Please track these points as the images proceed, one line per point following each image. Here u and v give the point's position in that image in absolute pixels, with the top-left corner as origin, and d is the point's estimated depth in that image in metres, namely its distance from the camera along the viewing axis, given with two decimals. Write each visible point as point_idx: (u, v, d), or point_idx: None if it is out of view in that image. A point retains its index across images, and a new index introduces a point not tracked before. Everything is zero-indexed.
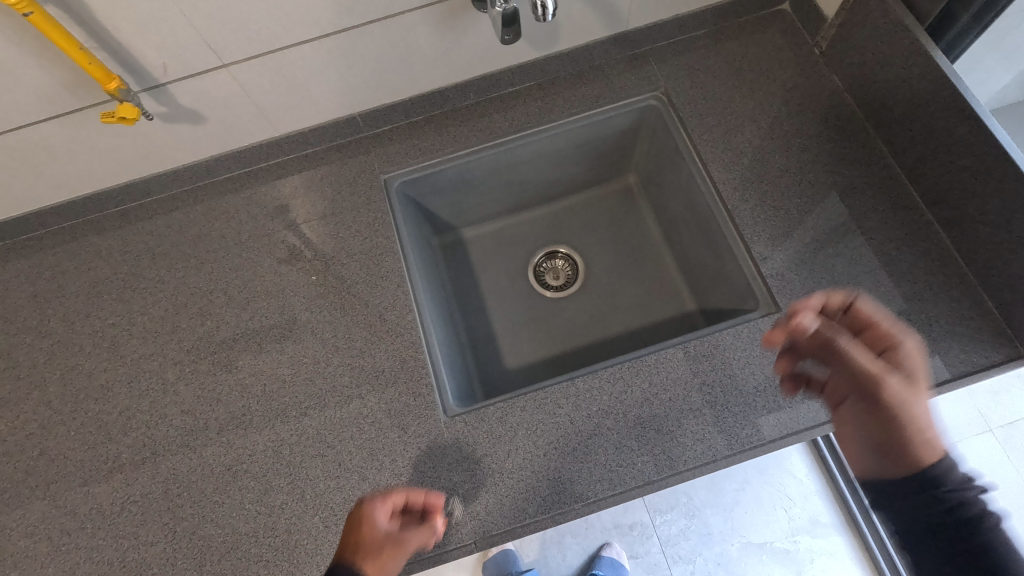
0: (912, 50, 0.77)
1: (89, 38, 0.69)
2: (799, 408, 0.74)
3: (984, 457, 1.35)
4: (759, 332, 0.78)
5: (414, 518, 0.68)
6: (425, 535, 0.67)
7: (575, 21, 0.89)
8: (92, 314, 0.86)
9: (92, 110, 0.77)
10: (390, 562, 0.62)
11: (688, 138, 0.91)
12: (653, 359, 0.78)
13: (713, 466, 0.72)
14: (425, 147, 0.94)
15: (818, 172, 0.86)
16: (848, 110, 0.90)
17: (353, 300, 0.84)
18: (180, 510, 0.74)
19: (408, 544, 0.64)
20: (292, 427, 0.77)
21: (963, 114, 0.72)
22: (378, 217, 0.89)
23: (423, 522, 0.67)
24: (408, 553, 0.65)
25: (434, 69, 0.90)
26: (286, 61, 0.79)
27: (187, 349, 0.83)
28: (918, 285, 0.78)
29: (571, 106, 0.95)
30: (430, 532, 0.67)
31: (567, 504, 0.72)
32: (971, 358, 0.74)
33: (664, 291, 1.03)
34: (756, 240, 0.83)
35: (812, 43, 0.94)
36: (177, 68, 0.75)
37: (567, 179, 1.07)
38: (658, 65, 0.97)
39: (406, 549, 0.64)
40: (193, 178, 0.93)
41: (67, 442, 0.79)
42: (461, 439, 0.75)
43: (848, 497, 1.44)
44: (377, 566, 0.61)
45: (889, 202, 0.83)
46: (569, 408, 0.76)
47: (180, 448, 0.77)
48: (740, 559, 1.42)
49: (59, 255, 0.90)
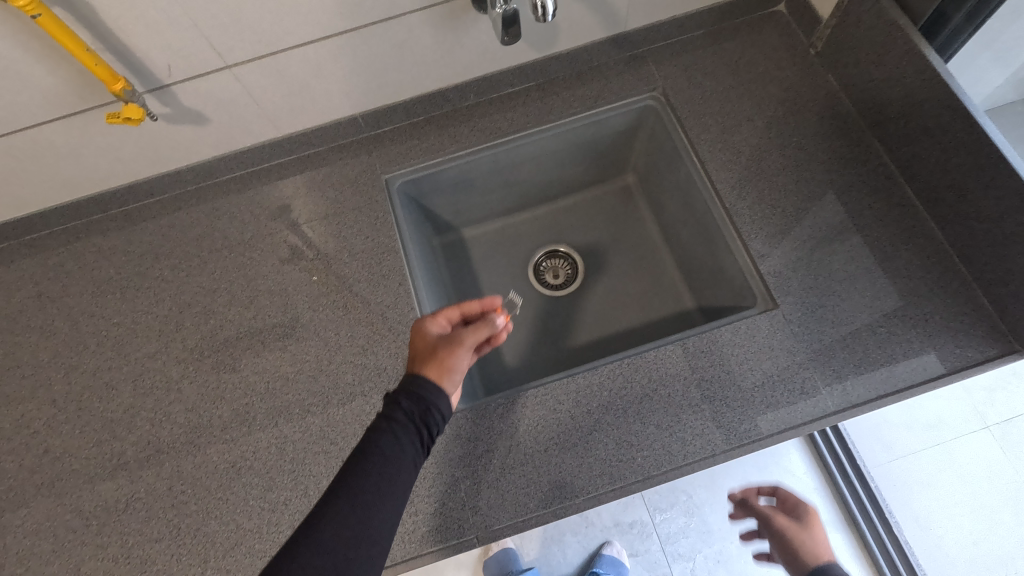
0: (906, 50, 0.78)
1: (95, 39, 0.70)
2: (797, 403, 0.75)
3: (981, 454, 1.36)
4: (756, 329, 0.79)
5: (471, 325, 0.66)
6: (482, 329, 0.66)
7: (574, 23, 0.90)
8: (96, 314, 0.86)
9: (98, 111, 0.78)
10: (449, 358, 0.62)
11: (686, 138, 0.92)
12: (653, 356, 0.79)
13: (712, 460, 0.73)
14: (426, 148, 0.95)
15: (814, 170, 0.87)
16: (843, 109, 0.91)
17: (355, 298, 0.85)
18: (184, 506, 0.75)
19: (464, 341, 0.64)
20: (295, 424, 0.78)
21: (956, 112, 0.73)
22: (379, 217, 0.90)
23: (479, 324, 0.66)
24: (468, 350, 0.64)
25: (434, 70, 0.91)
26: (288, 62, 0.80)
27: (191, 347, 0.84)
28: (913, 282, 0.79)
29: (570, 107, 0.96)
30: (486, 326, 0.65)
31: (568, 499, 0.72)
32: (966, 353, 0.75)
33: (663, 289, 1.04)
34: (754, 238, 0.84)
35: (808, 44, 0.96)
36: (181, 69, 0.76)
37: (567, 178, 1.08)
38: (656, 66, 0.98)
39: (465, 345, 0.63)
40: (195, 179, 0.94)
41: (72, 440, 0.79)
42: (463, 436, 0.76)
43: (846, 494, 1.46)
44: (438, 368, 0.61)
45: (884, 200, 0.84)
46: (570, 404, 0.77)
47: (185, 445, 0.78)
48: (740, 557, 1.43)
49: (64, 255, 0.91)
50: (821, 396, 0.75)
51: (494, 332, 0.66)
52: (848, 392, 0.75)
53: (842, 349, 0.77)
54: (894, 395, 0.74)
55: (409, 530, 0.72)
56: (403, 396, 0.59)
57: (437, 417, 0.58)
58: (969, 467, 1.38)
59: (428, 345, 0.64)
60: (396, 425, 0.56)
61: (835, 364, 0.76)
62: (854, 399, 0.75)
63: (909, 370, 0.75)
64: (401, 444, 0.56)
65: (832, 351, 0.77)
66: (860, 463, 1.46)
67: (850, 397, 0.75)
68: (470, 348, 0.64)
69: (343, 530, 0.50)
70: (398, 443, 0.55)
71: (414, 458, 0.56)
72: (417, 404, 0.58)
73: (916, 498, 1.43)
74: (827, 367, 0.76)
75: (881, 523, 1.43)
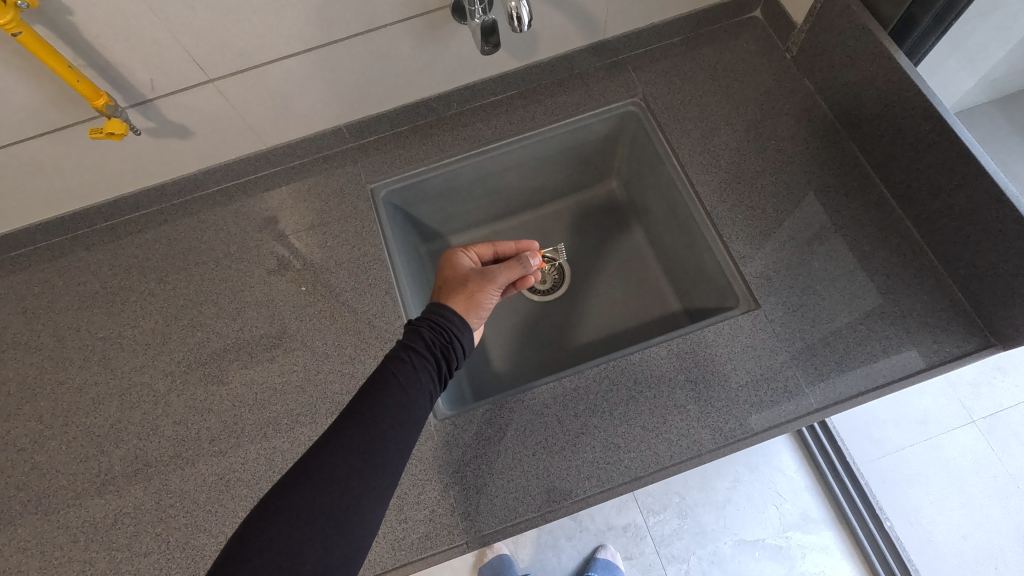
0: (877, 53, 0.80)
1: (78, 56, 0.70)
2: (780, 402, 0.76)
3: (968, 448, 1.40)
4: (740, 329, 0.80)
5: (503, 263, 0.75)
6: (512, 270, 0.74)
7: (554, 32, 0.92)
8: (82, 329, 0.86)
9: (80, 127, 0.78)
10: (478, 292, 0.71)
11: (667, 142, 0.94)
12: (639, 357, 0.80)
13: (699, 460, 0.74)
14: (411, 157, 0.96)
15: (792, 172, 0.89)
16: (819, 112, 0.93)
17: (342, 307, 0.85)
18: (173, 521, 0.74)
19: (495, 278, 0.72)
20: (283, 434, 0.78)
21: (926, 113, 0.75)
22: (365, 226, 0.91)
23: (511, 263, 0.74)
24: (497, 286, 0.72)
25: (418, 80, 0.92)
26: (272, 75, 0.81)
27: (178, 360, 0.84)
28: (891, 279, 0.81)
29: (552, 114, 0.97)
30: (517, 266, 0.73)
31: (557, 502, 0.73)
32: (944, 348, 0.77)
33: (650, 291, 1.04)
34: (734, 240, 0.86)
35: (784, 48, 0.98)
36: (165, 84, 0.77)
37: (552, 184, 1.09)
38: (636, 73, 0.99)
39: (495, 281, 0.72)
40: (180, 193, 0.94)
41: (58, 457, 0.79)
42: (452, 442, 0.76)
43: (838, 492, 1.46)
44: (468, 299, 0.71)
45: (861, 200, 0.86)
46: (558, 408, 0.77)
47: (172, 458, 0.78)
48: (733, 557, 1.44)
49: (49, 271, 0.91)
50: (805, 394, 0.76)
51: (525, 272, 0.74)
52: (830, 389, 0.76)
53: (823, 347, 0.78)
54: (875, 391, 0.75)
55: (400, 537, 0.72)
56: (430, 320, 0.67)
57: (458, 344, 0.67)
58: (957, 461, 1.40)
59: (462, 274, 0.73)
60: (418, 347, 0.64)
61: (818, 362, 0.78)
62: (837, 396, 0.76)
63: (890, 366, 0.76)
64: (417, 370, 0.63)
65: (814, 349, 0.78)
66: (851, 461, 1.47)
67: (833, 394, 0.76)
68: (500, 285, 0.73)
69: (353, 460, 0.55)
70: (415, 370, 0.62)
71: (428, 382, 0.63)
72: (449, 327, 0.67)
73: (908, 494, 1.43)
74: (809, 365, 0.78)
75: (873, 520, 1.42)
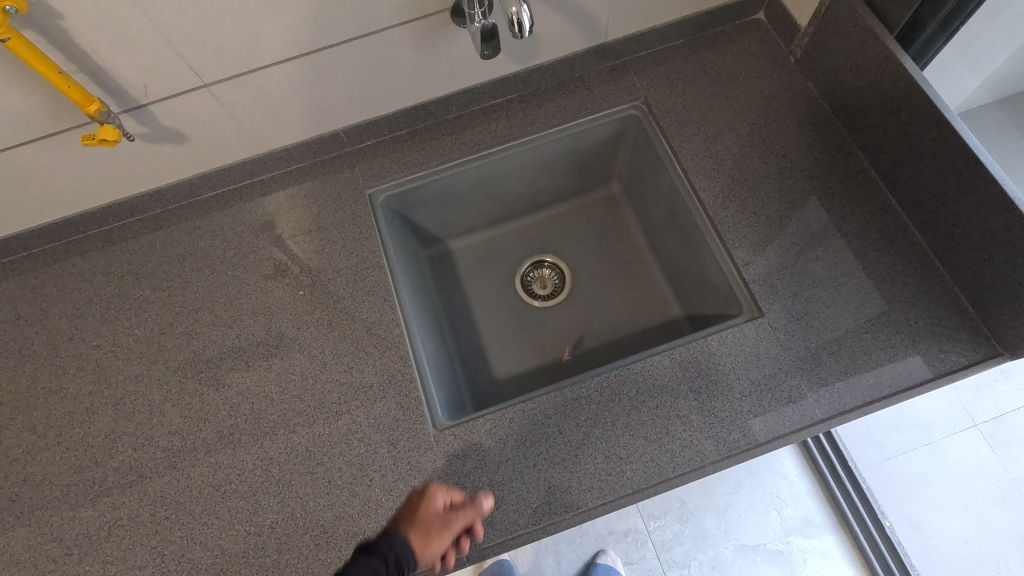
0: (883, 57, 0.79)
1: (68, 61, 0.69)
2: (784, 412, 0.75)
3: (970, 452, 1.38)
4: (743, 337, 0.79)
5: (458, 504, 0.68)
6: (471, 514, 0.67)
7: (555, 34, 0.91)
8: (75, 337, 0.85)
9: (73, 133, 0.77)
10: (432, 530, 0.63)
11: (669, 147, 0.92)
12: (641, 367, 0.79)
13: (702, 471, 0.73)
14: (410, 162, 0.94)
15: (796, 177, 0.88)
16: (823, 116, 0.91)
17: (340, 315, 0.84)
18: (168, 533, 0.73)
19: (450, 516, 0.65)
20: (280, 444, 0.77)
21: (934, 119, 0.74)
22: (364, 232, 0.89)
23: (466, 505, 0.67)
24: (454, 529, 0.65)
25: (416, 84, 0.90)
26: (268, 79, 0.80)
27: (173, 368, 0.82)
28: (897, 287, 0.80)
29: (553, 118, 0.96)
30: (472, 511, 0.67)
31: (558, 514, 0.72)
32: (950, 357, 0.75)
33: (652, 297, 1.03)
34: (738, 246, 0.84)
35: (787, 51, 0.96)
36: (159, 89, 0.76)
37: (552, 188, 1.07)
38: (638, 76, 0.98)
39: (450, 523, 0.64)
40: (176, 198, 0.93)
41: (52, 467, 0.78)
42: (452, 453, 0.75)
43: (839, 496, 1.47)
44: (421, 533, 0.62)
45: (867, 206, 0.85)
46: (559, 418, 0.76)
47: (167, 469, 0.77)
48: (735, 562, 1.43)
49: (42, 278, 0.89)
50: (810, 404, 0.75)
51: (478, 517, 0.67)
52: (834, 398, 0.75)
53: (827, 356, 0.77)
54: (880, 401, 0.74)
55: None
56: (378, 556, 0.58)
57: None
58: (958, 465, 1.39)
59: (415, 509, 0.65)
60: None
61: (822, 371, 0.77)
62: (842, 406, 0.75)
63: (896, 376, 0.75)
64: None
65: (818, 358, 0.77)
66: (852, 465, 1.47)
67: (837, 404, 0.75)
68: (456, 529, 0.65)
69: None
70: None
71: None
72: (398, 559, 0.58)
73: (909, 498, 1.42)
74: (813, 374, 0.77)
75: (874, 524, 1.42)
